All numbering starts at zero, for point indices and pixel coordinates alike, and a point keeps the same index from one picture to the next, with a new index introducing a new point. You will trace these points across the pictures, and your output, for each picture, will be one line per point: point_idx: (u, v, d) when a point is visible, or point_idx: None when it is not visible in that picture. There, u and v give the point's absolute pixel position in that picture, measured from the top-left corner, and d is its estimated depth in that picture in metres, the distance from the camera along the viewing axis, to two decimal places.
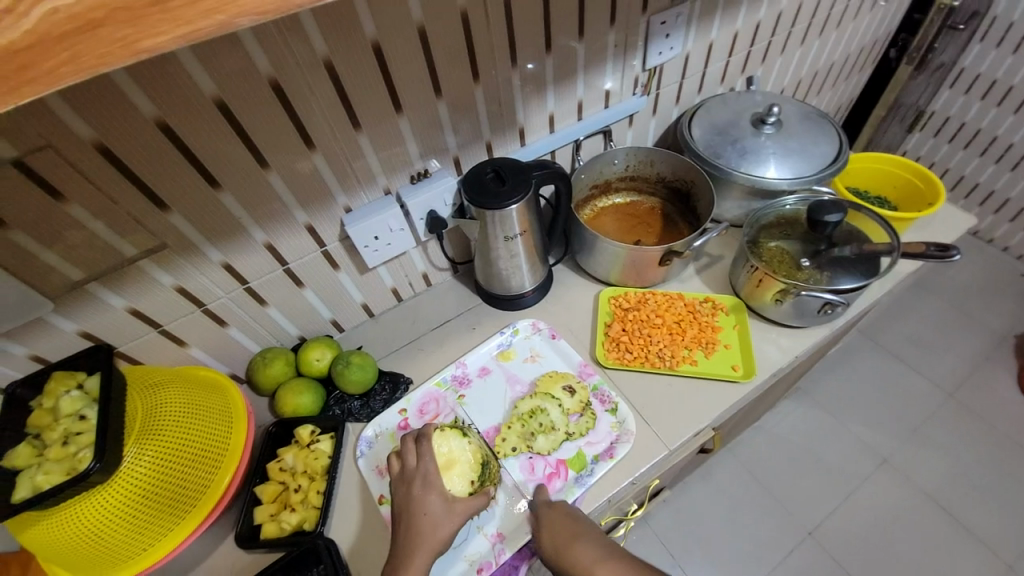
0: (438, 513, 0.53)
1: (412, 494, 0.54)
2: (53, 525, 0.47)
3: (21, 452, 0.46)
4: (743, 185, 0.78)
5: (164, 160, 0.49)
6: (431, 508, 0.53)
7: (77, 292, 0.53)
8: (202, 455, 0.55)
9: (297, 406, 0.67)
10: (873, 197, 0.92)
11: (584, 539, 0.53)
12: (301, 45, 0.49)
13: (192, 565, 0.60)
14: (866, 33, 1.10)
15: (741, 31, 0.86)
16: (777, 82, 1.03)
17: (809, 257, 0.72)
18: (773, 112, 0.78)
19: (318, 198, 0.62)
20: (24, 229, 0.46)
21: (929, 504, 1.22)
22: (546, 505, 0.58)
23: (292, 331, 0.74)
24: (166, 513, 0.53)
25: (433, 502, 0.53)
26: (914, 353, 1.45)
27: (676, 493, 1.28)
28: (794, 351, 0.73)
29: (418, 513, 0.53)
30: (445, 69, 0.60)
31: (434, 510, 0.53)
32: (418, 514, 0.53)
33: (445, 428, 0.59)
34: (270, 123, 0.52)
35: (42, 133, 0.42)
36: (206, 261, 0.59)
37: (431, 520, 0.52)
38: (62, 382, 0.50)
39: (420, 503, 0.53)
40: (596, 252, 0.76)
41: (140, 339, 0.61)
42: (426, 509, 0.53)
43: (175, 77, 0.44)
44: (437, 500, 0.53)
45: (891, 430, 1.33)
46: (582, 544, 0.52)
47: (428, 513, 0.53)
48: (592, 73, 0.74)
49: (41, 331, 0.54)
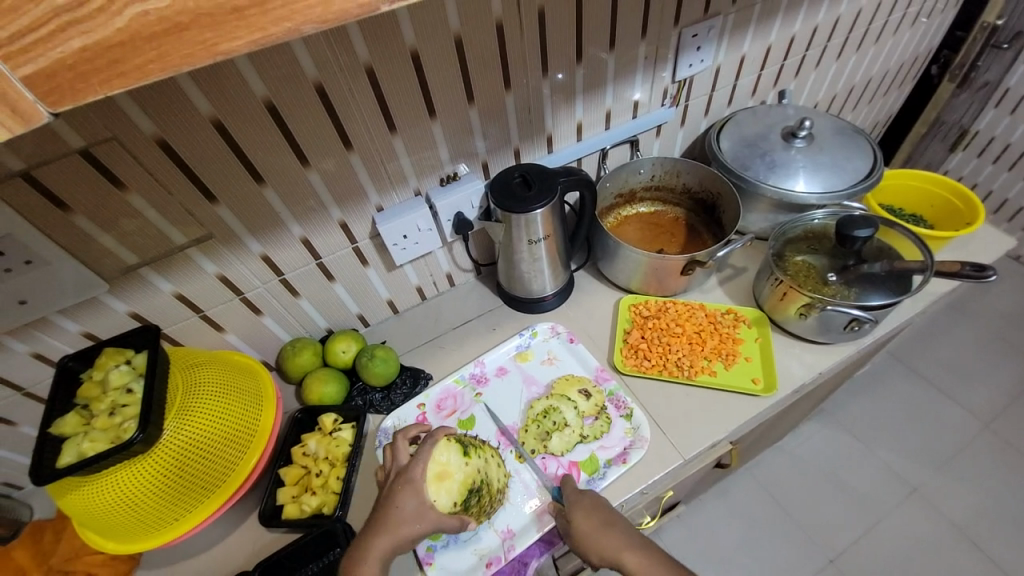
0: (411, 513, 0.53)
1: (393, 490, 0.55)
2: (94, 491, 0.50)
3: (69, 420, 0.50)
4: (771, 198, 0.77)
5: (215, 155, 0.52)
6: (405, 505, 0.53)
7: (130, 275, 0.57)
8: (234, 435, 0.59)
9: (322, 395, 0.70)
10: (908, 215, 0.90)
11: (617, 527, 0.55)
12: (345, 51, 0.52)
13: (218, 539, 0.64)
14: (905, 49, 1.08)
15: (774, 45, 0.86)
16: (810, 96, 1.02)
17: (837, 272, 0.71)
18: (805, 126, 0.77)
19: (353, 197, 0.65)
20: (86, 214, 0.51)
21: (962, 540, 1.15)
22: (574, 492, 0.59)
23: (321, 323, 0.77)
24: (196, 486, 0.56)
25: (408, 501, 0.54)
26: (949, 381, 1.39)
27: (691, 509, 1.25)
28: (818, 367, 0.72)
29: (392, 508, 0.54)
30: (478, 77, 0.62)
31: (408, 508, 0.53)
32: (391, 509, 0.53)
33: (451, 439, 0.58)
34: (313, 124, 0.55)
35: (108, 126, 0.46)
36: (246, 251, 0.62)
37: (403, 517, 0.53)
38: (112, 358, 0.53)
39: (396, 498, 0.54)
40: (618, 259, 0.77)
41: (182, 323, 0.65)
42: (400, 506, 0.53)
43: (231, 79, 0.48)
44: (411, 499, 0.54)
45: (921, 459, 1.27)
46: (614, 532, 0.55)
47: (401, 510, 0.53)
48: (622, 84, 0.75)
49: (96, 310, 0.58)
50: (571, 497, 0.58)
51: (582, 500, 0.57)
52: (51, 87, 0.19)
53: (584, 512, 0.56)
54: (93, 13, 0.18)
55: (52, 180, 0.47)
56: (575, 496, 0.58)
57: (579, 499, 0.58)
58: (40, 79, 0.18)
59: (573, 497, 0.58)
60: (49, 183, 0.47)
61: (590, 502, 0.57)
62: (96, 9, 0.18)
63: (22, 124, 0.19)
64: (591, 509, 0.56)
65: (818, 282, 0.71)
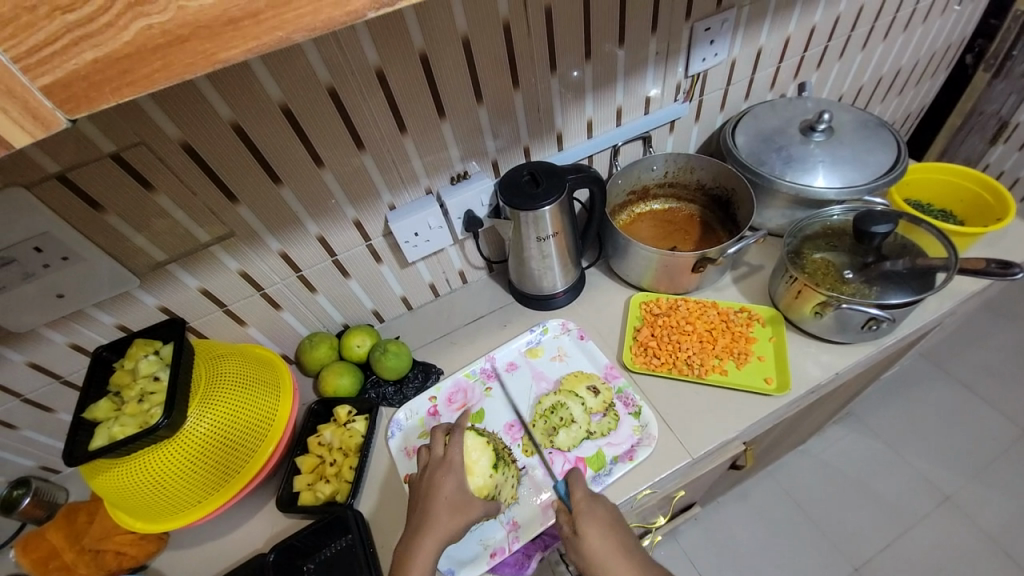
0: (456, 498, 0.55)
1: (433, 478, 0.57)
2: (123, 473, 0.54)
3: (102, 406, 0.53)
4: (788, 194, 0.75)
5: (234, 156, 0.55)
6: (449, 491, 0.55)
7: (159, 271, 0.61)
8: (252, 425, 0.61)
9: (337, 387, 0.73)
10: (937, 211, 0.86)
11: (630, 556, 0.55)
12: (356, 55, 0.54)
13: (238, 523, 0.67)
14: (937, 37, 1.03)
15: (793, 36, 0.83)
16: (833, 89, 0.99)
17: (856, 270, 0.69)
18: (824, 119, 0.75)
19: (366, 196, 0.67)
20: (118, 214, 0.54)
21: (997, 552, 1.10)
22: (586, 501, 0.56)
23: (337, 318, 0.80)
24: (217, 471, 0.59)
25: (451, 484, 0.56)
26: (986, 384, 1.32)
27: (708, 512, 1.24)
28: (835, 367, 0.70)
29: (436, 493, 0.55)
30: (486, 76, 0.63)
31: (452, 494, 0.55)
32: (435, 495, 0.55)
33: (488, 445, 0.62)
34: (327, 126, 0.58)
35: (136, 131, 0.49)
36: (266, 248, 0.65)
37: (448, 503, 0.55)
38: (142, 348, 0.57)
39: (440, 484, 0.56)
40: (629, 257, 0.76)
41: (206, 316, 0.68)
42: (444, 490, 0.55)
43: (249, 84, 0.50)
44: (452, 482, 0.56)
45: (954, 466, 1.21)
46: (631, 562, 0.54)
47: (446, 495, 0.55)
48: (633, 79, 0.75)
49: (129, 304, 0.62)
50: (582, 507, 0.56)
51: (597, 511, 0.56)
52: (67, 96, 0.21)
53: (597, 524, 0.55)
54: (103, 28, 0.20)
55: (87, 182, 0.50)
56: (588, 507, 0.56)
57: (590, 509, 0.56)
58: (57, 88, 0.20)
59: (587, 508, 0.56)
60: (83, 185, 0.50)
61: (604, 517, 0.55)
62: (105, 24, 0.20)
63: (44, 130, 0.21)
64: (609, 530, 0.55)
65: (837, 279, 0.69)
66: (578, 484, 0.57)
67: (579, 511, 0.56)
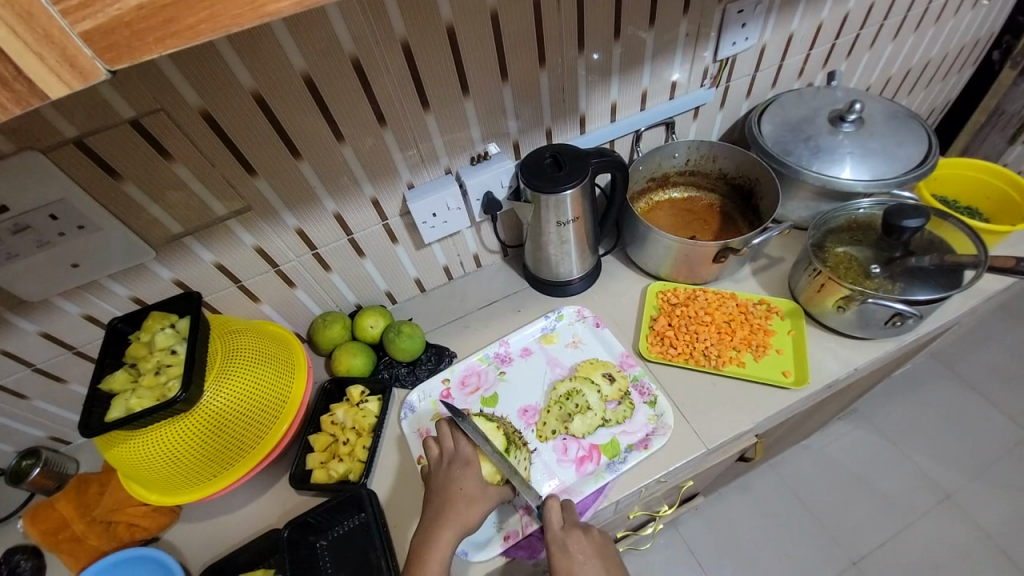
0: (473, 491, 0.55)
1: (450, 473, 0.57)
2: (139, 445, 0.54)
3: (119, 377, 0.53)
4: (813, 185, 0.74)
5: (254, 127, 0.54)
6: (466, 484, 0.55)
7: (175, 244, 0.60)
8: (267, 402, 0.61)
9: (350, 367, 0.72)
10: (962, 208, 0.84)
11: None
12: (381, 25, 0.52)
13: (250, 499, 0.67)
14: (968, 30, 1.00)
15: (825, 23, 0.81)
16: (861, 79, 0.96)
17: (881, 264, 0.68)
18: (855, 109, 0.73)
19: (385, 173, 0.66)
20: (136, 183, 0.53)
21: (995, 551, 1.11)
22: (560, 529, 0.55)
23: (351, 298, 0.79)
24: (232, 446, 0.59)
25: (469, 480, 0.56)
26: (993, 387, 1.32)
27: (710, 502, 1.24)
28: (854, 363, 0.69)
29: (453, 488, 0.55)
30: (513, 54, 0.61)
31: (469, 487, 0.55)
32: (452, 489, 0.55)
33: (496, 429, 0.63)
34: (348, 98, 0.56)
35: (157, 97, 0.48)
36: (282, 225, 0.64)
37: (464, 496, 0.55)
38: (158, 321, 0.56)
39: (457, 478, 0.56)
40: (648, 245, 0.75)
41: (220, 291, 0.67)
42: (461, 484, 0.55)
43: (271, 50, 0.49)
44: (470, 477, 0.56)
45: (957, 465, 1.22)
46: None
47: (463, 489, 0.55)
48: (660, 62, 0.73)
49: (144, 276, 0.61)
50: (556, 550, 0.54)
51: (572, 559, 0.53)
52: (108, 44, 0.20)
53: (574, 550, 0.54)
54: None
55: (104, 149, 0.49)
56: (562, 550, 0.54)
57: (565, 536, 0.55)
58: (97, 35, 0.19)
59: (560, 537, 0.55)
60: (101, 152, 0.49)
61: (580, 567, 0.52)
62: None
63: (81, 81, 0.20)
64: (590, 553, 0.55)
65: (861, 274, 0.68)
66: (552, 518, 0.55)
67: (553, 541, 0.54)
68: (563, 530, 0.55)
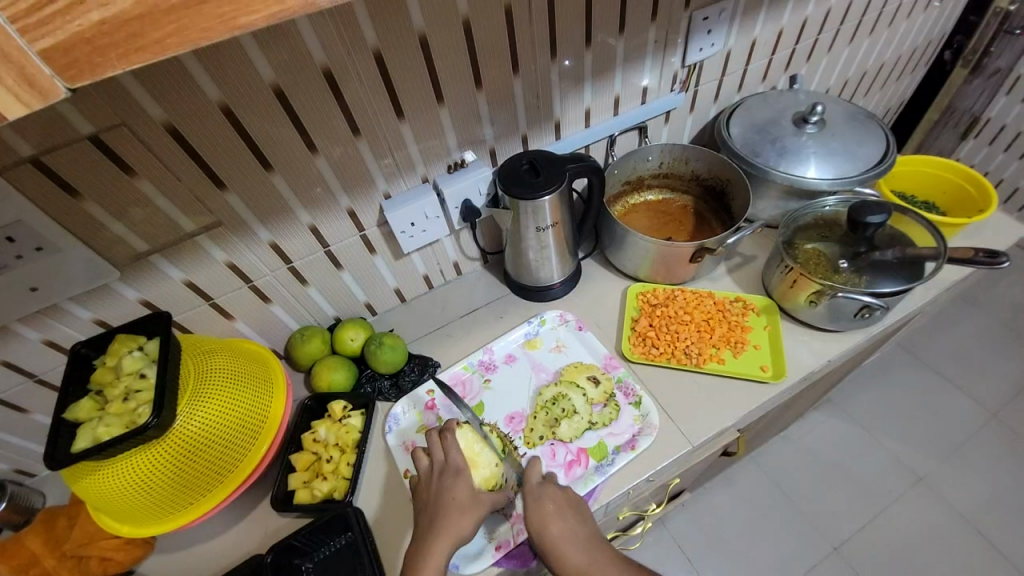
0: (466, 499, 0.54)
1: (441, 485, 0.56)
2: (108, 476, 0.51)
3: (84, 405, 0.50)
4: (782, 184, 0.76)
5: (222, 140, 0.52)
6: (458, 493, 0.55)
7: (141, 263, 0.58)
8: (245, 423, 0.59)
9: (330, 382, 0.71)
10: (920, 202, 0.89)
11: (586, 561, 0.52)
12: (353, 35, 0.51)
13: (230, 524, 0.65)
14: (918, 33, 1.06)
15: (786, 27, 0.84)
16: (821, 81, 1.00)
17: (848, 259, 0.71)
18: (817, 111, 0.76)
19: (361, 184, 0.65)
20: (97, 202, 0.51)
21: (965, 529, 1.16)
22: (537, 482, 0.56)
23: (329, 311, 0.77)
24: (208, 472, 0.56)
25: (461, 488, 0.55)
26: (956, 370, 1.38)
27: (696, 498, 1.26)
28: (827, 354, 0.72)
29: (446, 497, 0.55)
30: (486, 60, 0.62)
31: (462, 495, 0.55)
32: (444, 499, 0.54)
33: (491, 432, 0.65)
34: (320, 108, 0.55)
35: (117, 111, 0.46)
36: (256, 239, 0.62)
37: (457, 505, 0.54)
38: (125, 344, 0.53)
39: (448, 488, 0.55)
40: (627, 247, 0.76)
41: (192, 310, 0.65)
42: (454, 493, 0.55)
43: (238, 62, 0.47)
44: (463, 485, 0.55)
45: (927, 448, 1.27)
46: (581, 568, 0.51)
47: (456, 498, 0.54)
48: (630, 69, 0.74)
49: (109, 298, 0.59)
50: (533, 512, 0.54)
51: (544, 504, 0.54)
52: (68, 61, 0.19)
53: (548, 509, 0.54)
54: None
55: (62, 167, 0.47)
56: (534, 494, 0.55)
57: (540, 488, 0.56)
58: (57, 53, 0.18)
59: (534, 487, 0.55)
60: (59, 170, 0.47)
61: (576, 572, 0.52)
62: None
63: (40, 99, 0.19)
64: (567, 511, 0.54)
65: (829, 269, 0.71)
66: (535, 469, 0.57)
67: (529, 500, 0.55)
68: (540, 484, 0.56)
